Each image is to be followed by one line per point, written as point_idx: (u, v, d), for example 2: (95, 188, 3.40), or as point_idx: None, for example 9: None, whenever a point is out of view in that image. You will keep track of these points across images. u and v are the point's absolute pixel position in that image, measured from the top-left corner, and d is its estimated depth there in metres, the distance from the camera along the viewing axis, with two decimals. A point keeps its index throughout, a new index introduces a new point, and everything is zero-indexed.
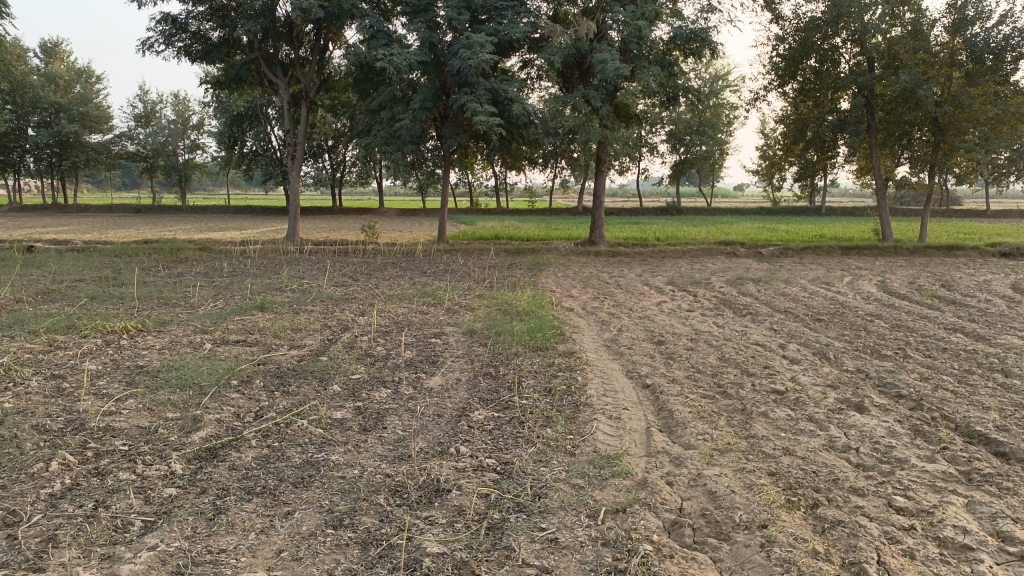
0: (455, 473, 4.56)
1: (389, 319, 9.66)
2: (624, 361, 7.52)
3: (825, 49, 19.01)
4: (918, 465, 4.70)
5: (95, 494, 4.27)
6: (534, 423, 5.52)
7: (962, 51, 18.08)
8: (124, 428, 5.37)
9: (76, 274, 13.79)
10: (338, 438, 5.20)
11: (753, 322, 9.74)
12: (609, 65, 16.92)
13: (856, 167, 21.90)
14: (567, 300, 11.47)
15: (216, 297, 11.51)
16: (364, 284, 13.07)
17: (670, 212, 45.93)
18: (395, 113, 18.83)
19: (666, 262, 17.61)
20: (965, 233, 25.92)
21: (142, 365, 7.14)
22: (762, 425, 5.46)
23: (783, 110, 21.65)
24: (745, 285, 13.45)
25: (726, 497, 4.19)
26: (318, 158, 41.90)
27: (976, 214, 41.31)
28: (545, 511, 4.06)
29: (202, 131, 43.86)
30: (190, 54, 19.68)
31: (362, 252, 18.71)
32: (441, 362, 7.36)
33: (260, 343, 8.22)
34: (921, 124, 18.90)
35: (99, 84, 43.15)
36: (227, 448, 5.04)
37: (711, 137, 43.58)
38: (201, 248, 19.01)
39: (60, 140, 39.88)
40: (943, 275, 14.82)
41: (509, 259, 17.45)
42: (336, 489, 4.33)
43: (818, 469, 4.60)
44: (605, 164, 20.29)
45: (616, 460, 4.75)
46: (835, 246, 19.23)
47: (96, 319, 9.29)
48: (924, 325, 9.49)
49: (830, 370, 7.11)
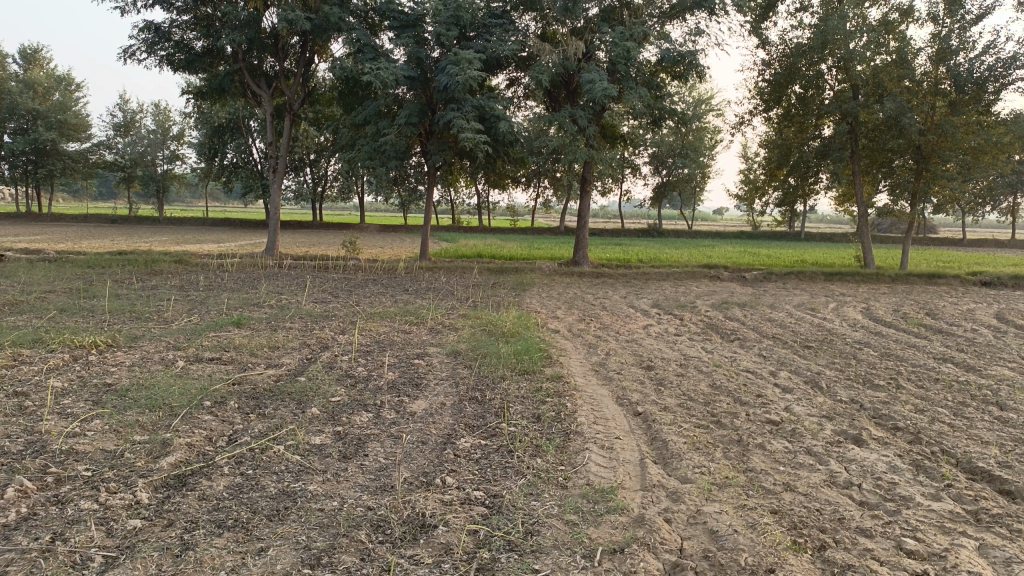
0: (442, 507, 4.30)
1: (371, 338, 9.39)
2: (614, 386, 7.29)
3: (810, 75, 19.13)
4: (924, 504, 4.51)
5: (53, 525, 3.96)
6: (523, 452, 5.27)
7: (946, 80, 18.31)
8: (88, 451, 5.05)
9: (46, 285, 13.35)
10: (316, 466, 4.92)
11: (741, 348, 9.56)
12: (597, 85, 16.87)
13: (839, 193, 21.95)
14: (553, 322, 11.27)
15: (191, 312, 11.17)
16: (345, 301, 12.80)
17: (652, 234, 46.07)
18: (379, 127, 18.61)
19: (650, 284, 17.48)
20: (943, 261, 26.16)
21: (110, 383, 6.80)
22: (760, 457, 5.26)
23: (767, 136, 21.75)
24: (731, 309, 13.33)
25: (729, 537, 3.98)
26: (300, 172, 41.68)
27: (952, 243, 41.80)
28: (538, 550, 3.81)
29: (182, 141, 43.44)
30: (173, 63, 19.37)
31: (342, 268, 18.42)
32: (424, 385, 7.10)
33: (235, 361, 7.91)
34: (903, 152, 18.98)
35: (79, 92, 42.66)
36: (197, 475, 4.74)
37: (693, 160, 43.83)
38: (177, 260, 18.64)
39: (36, 147, 39.16)
40: (927, 303, 14.84)
41: (493, 278, 17.26)
42: (314, 523, 4.05)
43: (822, 507, 4.39)
44: (591, 185, 20.19)
45: (611, 495, 4.53)
46: (817, 272, 19.24)
47: (65, 333, 8.93)
48: (913, 355, 9.37)
49: (824, 401, 6.91)
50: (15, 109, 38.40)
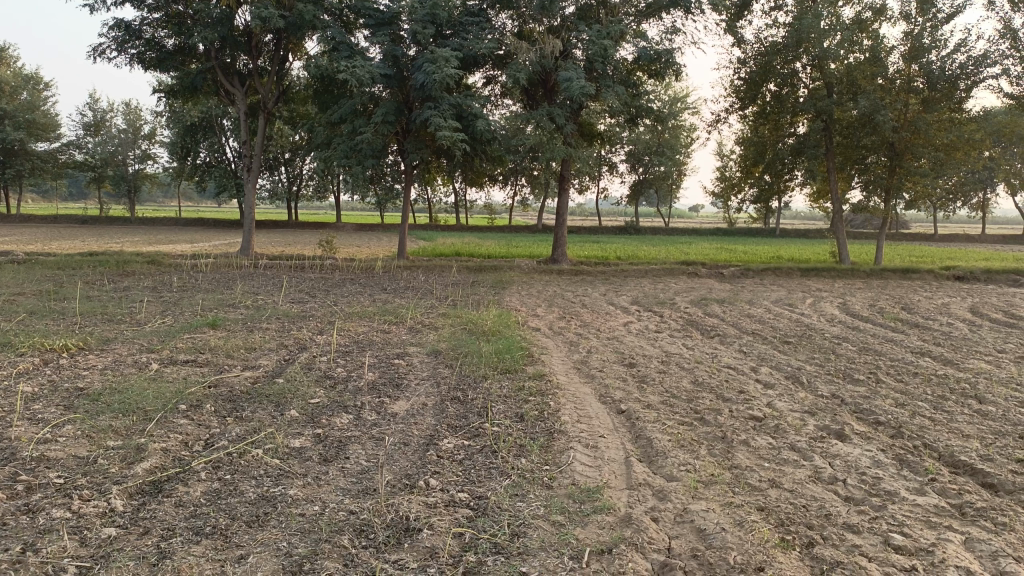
0: (425, 510, 4.22)
1: (350, 338, 9.27)
2: (597, 385, 7.25)
3: (784, 73, 19.24)
4: (909, 498, 4.51)
5: (24, 535, 3.83)
6: (508, 452, 5.21)
7: (919, 78, 18.52)
8: (60, 458, 4.91)
9: (15, 288, 13.06)
10: (296, 470, 4.81)
11: (722, 344, 9.57)
12: (574, 83, 16.84)
13: (814, 190, 22.10)
14: (533, 320, 11.22)
15: (165, 313, 10.97)
16: (322, 301, 12.66)
17: (628, 232, 46.21)
18: (355, 126, 18.44)
19: (629, 281, 17.50)
20: (916, 256, 26.43)
21: (82, 387, 6.63)
22: (745, 454, 5.25)
23: (742, 133, 21.84)
24: (710, 305, 13.37)
25: (716, 535, 3.95)
26: (275, 171, 41.27)
27: (925, 239, 42.31)
28: (525, 552, 3.75)
29: (154, 141, 42.81)
30: (143, 62, 19.04)
31: (319, 268, 18.23)
32: (405, 385, 7.01)
33: (211, 363, 7.76)
34: (877, 149, 19.15)
35: (47, 91, 41.88)
36: (173, 481, 4.62)
37: (670, 158, 43.99)
38: (151, 260, 18.33)
39: (4, 147, 38.38)
40: (903, 297, 15.00)
41: (472, 276, 17.20)
42: (295, 528, 3.96)
43: (808, 504, 4.38)
44: (568, 183, 20.15)
45: (597, 494, 4.48)
46: (794, 267, 19.37)
47: (34, 336, 8.72)
48: (891, 349, 9.44)
49: (806, 396, 6.92)
50: None
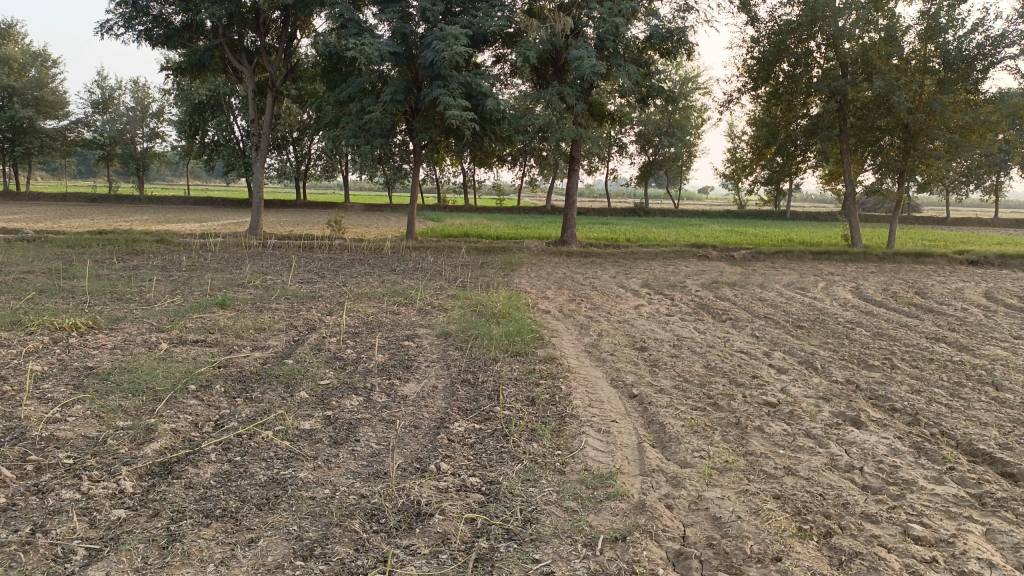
0: (437, 494, 4.18)
1: (359, 319, 9.23)
2: (608, 368, 7.20)
3: (799, 53, 18.95)
4: (928, 487, 4.45)
5: (32, 516, 3.80)
6: (519, 436, 5.16)
7: (935, 58, 18.23)
8: (69, 438, 4.88)
9: (24, 265, 13.03)
10: (307, 453, 4.78)
11: (734, 328, 9.47)
12: (585, 63, 16.65)
13: (827, 173, 21.83)
14: (543, 302, 11.14)
15: (174, 293, 10.94)
16: (331, 281, 12.62)
17: (637, 213, 45.94)
18: (364, 105, 18.28)
19: (639, 264, 17.38)
20: (929, 240, 26.15)
21: (91, 366, 6.61)
22: (759, 440, 5.18)
23: (755, 114, 21.57)
24: (721, 288, 13.26)
25: (732, 524, 3.89)
26: (283, 150, 41.16)
27: (937, 222, 41.92)
28: (538, 539, 3.70)
29: (162, 119, 42.72)
30: (151, 39, 18.92)
31: (328, 248, 18.19)
32: (415, 367, 6.96)
33: (220, 344, 7.73)
34: (892, 131, 18.89)
35: (56, 68, 41.76)
36: (183, 462, 4.59)
37: (680, 139, 43.60)
38: (159, 239, 18.29)
39: (13, 125, 38.31)
40: (916, 282, 14.85)
41: (481, 258, 17.09)
42: (306, 512, 3.92)
43: (825, 492, 4.31)
44: (578, 164, 19.97)
45: (610, 481, 4.42)
46: (805, 250, 19.17)
47: (44, 315, 8.70)
48: (906, 334, 9.33)
49: (820, 382, 6.84)
50: None
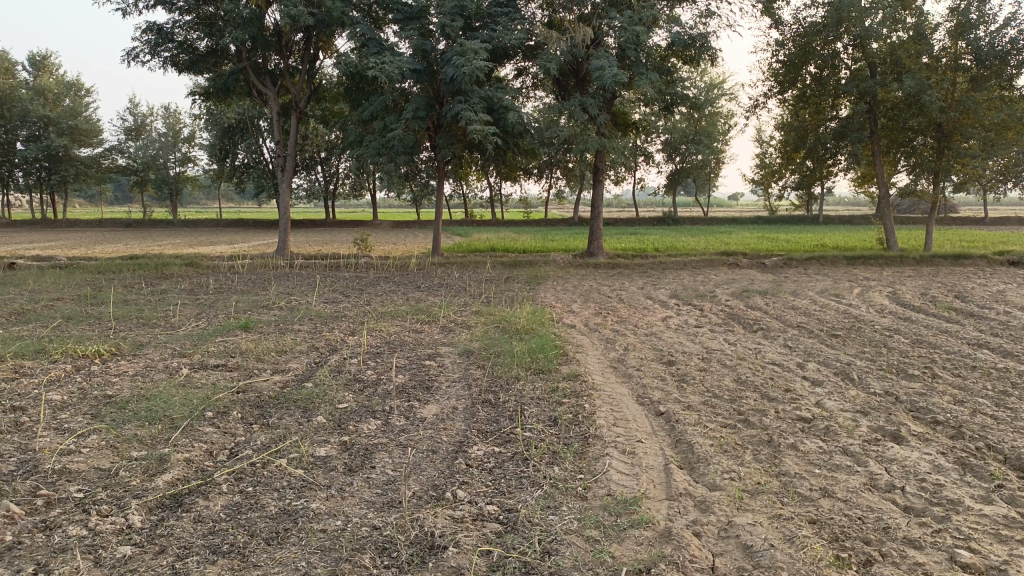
0: (453, 525, 4.00)
1: (381, 338, 9.13)
2: (634, 384, 6.97)
3: (825, 55, 18.55)
4: (975, 508, 4.16)
5: (38, 555, 3.68)
6: (540, 460, 4.96)
7: (966, 55, 17.76)
8: (81, 471, 4.79)
9: (55, 292, 13.20)
10: (320, 481, 4.63)
11: (766, 340, 9.15)
12: (607, 72, 16.47)
13: (858, 175, 21.29)
14: (568, 316, 10.95)
15: (199, 316, 10.94)
16: (355, 300, 12.56)
17: (666, 223, 45.54)
18: (387, 123, 18.30)
19: (667, 274, 17.10)
20: (966, 241, 25.51)
21: (110, 394, 6.55)
22: (793, 459, 4.92)
23: (782, 118, 21.16)
24: (752, 297, 12.95)
25: (765, 553, 3.65)
26: (311, 170, 41.52)
27: (974, 222, 40.96)
28: (556, 572, 3.50)
29: (193, 143, 43.36)
30: (177, 65, 19.15)
31: (354, 267, 18.20)
32: (436, 388, 6.80)
33: (241, 367, 7.65)
34: (924, 131, 18.39)
35: (89, 97, 42.70)
36: (194, 494, 4.47)
37: (707, 146, 43.20)
38: (188, 262, 18.45)
39: (50, 154, 39.19)
40: (955, 285, 14.39)
41: (506, 272, 16.96)
42: (315, 546, 3.76)
43: (864, 515, 4.06)
44: (603, 175, 19.71)
45: (634, 507, 4.20)
46: (839, 255, 18.73)
47: (69, 342, 8.72)
48: (946, 341, 8.95)
49: (858, 394, 6.54)
50: (26, 116, 38.60)
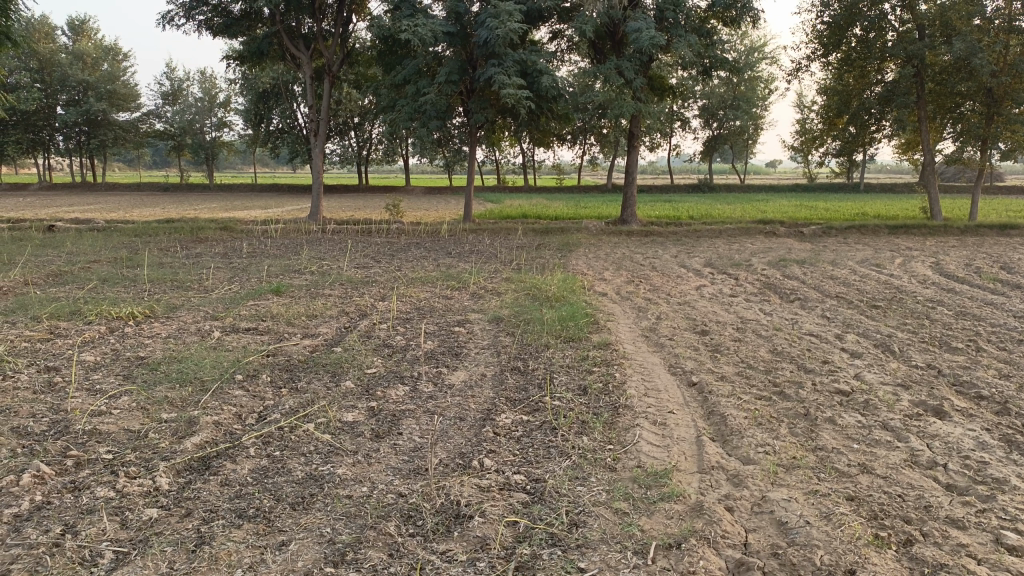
0: (478, 494, 3.94)
1: (411, 304, 9.08)
2: (667, 354, 6.84)
3: (872, 16, 17.89)
4: (1023, 488, 3.98)
5: (66, 516, 3.70)
6: (568, 430, 4.87)
7: (1021, 16, 16.94)
8: (111, 432, 4.82)
9: (91, 255, 13.34)
10: (347, 447, 4.60)
11: (803, 310, 8.92)
12: (643, 34, 16.05)
13: (903, 142, 20.62)
14: (600, 284, 10.79)
15: (232, 280, 10.98)
16: (386, 266, 12.51)
17: (702, 190, 44.85)
18: (419, 87, 18.11)
19: (702, 242, 16.79)
20: (1015, 211, 24.65)
21: (142, 356, 6.59)
22: (830, 434, 4.77)
23: (825, 82, 20.51)
24: (789, 266, 12.65)
25: (800, 530, 3.53)
26: (345, 136, 41.54)
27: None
28: (584, 545, 3.42)
29: (229, 108, 43.53)
30: (210, 28, 19.11)
31: (386, 232, 18.17)
32: (465, 355, 6.74)
33: (272, 332, 7.66)
34: (973, 95, 17.76)
35: (127, 62, 43.03)
36: (222, 457, 4.47)
37: (745, 112, 42.22)
38: (223, 226, 18.59)
39: (89, 118, 39.66)
40: (1001, 256, 13.90)
41: (538, 239, 16.84)
42: (340, 512, 3.73)
43: (904, 493, 3.91)
44: (638, 140, 19.32)
45: (665, 479, 4.10)
46: (880, 224, 18.23)
47: (103, 304, 8.79)
48: (992, 314, 8.63)
49: (898, 367, 6.34)
50: (66, 80, 39.13)
